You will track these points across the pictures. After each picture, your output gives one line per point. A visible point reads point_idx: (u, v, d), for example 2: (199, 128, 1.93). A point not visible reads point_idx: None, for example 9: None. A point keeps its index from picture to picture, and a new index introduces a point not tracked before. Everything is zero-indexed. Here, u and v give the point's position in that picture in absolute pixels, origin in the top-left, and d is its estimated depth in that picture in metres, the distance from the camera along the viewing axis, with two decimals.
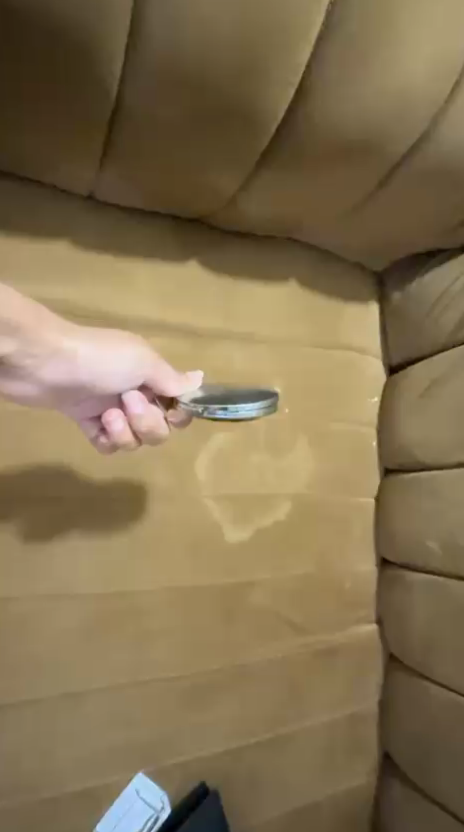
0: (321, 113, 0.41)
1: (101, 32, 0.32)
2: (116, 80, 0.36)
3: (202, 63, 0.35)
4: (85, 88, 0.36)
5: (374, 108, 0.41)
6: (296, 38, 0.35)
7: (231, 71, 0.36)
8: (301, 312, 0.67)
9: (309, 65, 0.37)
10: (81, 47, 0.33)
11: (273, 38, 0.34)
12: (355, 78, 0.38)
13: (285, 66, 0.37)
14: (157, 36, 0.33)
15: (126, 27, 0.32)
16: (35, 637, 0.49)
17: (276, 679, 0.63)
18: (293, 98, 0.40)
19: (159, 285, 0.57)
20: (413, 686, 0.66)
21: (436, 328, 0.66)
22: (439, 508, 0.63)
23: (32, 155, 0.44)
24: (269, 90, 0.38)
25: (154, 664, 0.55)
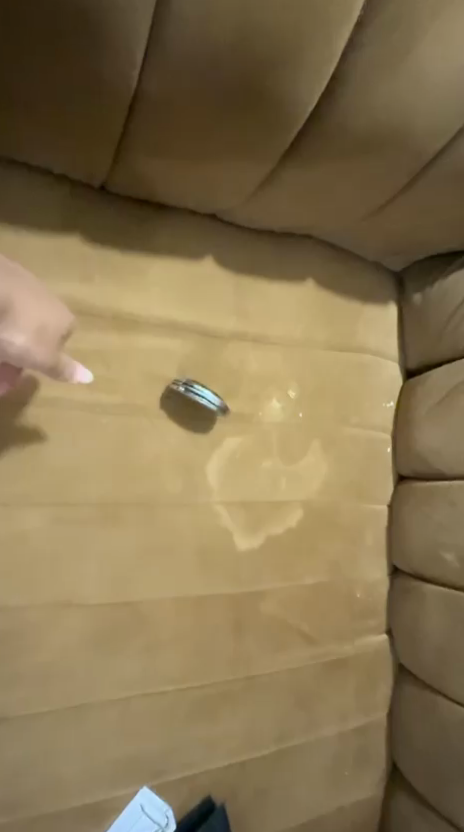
0: (353, 106, 0.38)
1: (122, 21, 0.30)
2: (136, 70, 0.34)
3: (228, 55, 0.33)
4: (103, 75, 0.34)
5: (406, 103, 0.38)
6: (332, 25, 0.32)
7: (259, 62, 0.33)
8: (317, 313, 0.65)
9: (341, 58, 0.35)
10: (99, 36, 0.30)
11: (304, 30, 0.32)
12: (388, 73, 0.36)
13: (315, 59, 0.34)
14: (183, 25, 0.30)
15: (149, 14, 0.30)
16: (39, 648, 0.48)
17: (285, 691, 0.61)
18: (322, 92, 0.37)
19: (173, 283, 0.55)
20: (424, 700, 0.64)
21: (457, 333, 0.63)
22: (456, 520, 0.61)
23: (45, 142, 0.42)
24: (297, 84, 0.36)
25: (161, 675, 0.54)
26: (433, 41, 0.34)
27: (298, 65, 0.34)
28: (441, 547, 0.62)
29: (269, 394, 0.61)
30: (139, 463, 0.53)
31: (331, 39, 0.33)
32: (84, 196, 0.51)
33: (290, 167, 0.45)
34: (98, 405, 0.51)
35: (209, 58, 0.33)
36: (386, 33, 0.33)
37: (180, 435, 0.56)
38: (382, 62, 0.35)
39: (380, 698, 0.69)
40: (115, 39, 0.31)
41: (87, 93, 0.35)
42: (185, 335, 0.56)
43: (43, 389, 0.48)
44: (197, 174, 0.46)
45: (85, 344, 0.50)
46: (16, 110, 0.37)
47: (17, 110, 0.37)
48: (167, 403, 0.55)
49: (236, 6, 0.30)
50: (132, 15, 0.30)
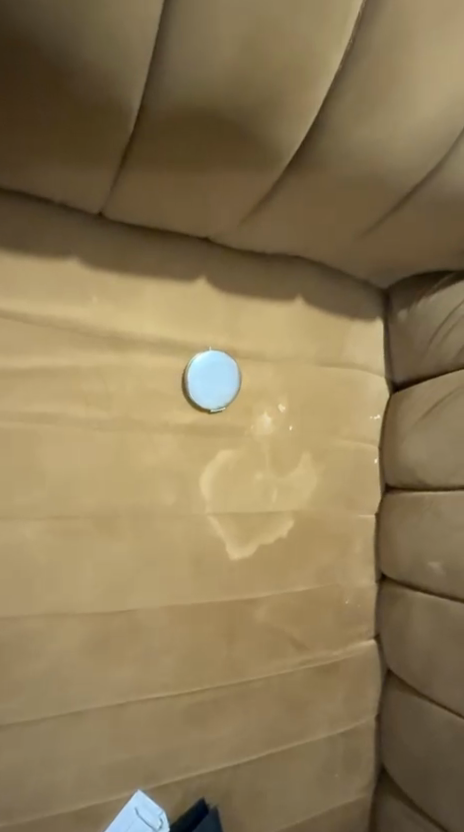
0: (336, 145, 0.41)
1: (121, 71, 0.33)
2: (133, 114, 0.37)
3: (218, 99, 0.35)
4: (102, 118, 0.36)
5: (384, 145, 0.41)
6: (313, 74, 0.35)
7: (248, 106, 0.36)
8: (307, 330, 0.67)
9: (323, 105, 0.38)
10: (99, 84, 0.33)
11: (287, 79, 0.35)
12: (365, 118, 0.39)
13: (298, 106, 0.37)
14: (178, 71, 0.33)
15: (145, 62, 0.33)
16: (38, 655, 0.49)
17: (276, 696, 0.63)
18: (306, 135, 0.40)
19: (167, 303, 0.58)
20: (411, 705, 0.66)
21: (440, 349, 0.66)
22: (439, 530, 0.63)
23: (46, 174, 0.44)
24: (282, 129, 0.39)
25: (156, 681, 0.56)
26: (406, 87, 0.37)
27: (284, 110, 0.37)
28: (425, 557, 0.64)
29: (261, 408, 0.63)
30: (135, 477, 0.55)
31: (313, 87, 0.36)
32: (83, 221, 0.53)
33: (278, 197, 0.48)
34: (96, 421, 0.53)
35: (201, 99, 0.35)
36: (362, 82, 0.36)
37: (174, 449, 0.58)
38: (361, 108, 0.38)
39: (369, 702, 0.71)
40: (115, 85, 0.34)
41: (87, 133, 0.38)
42: (178, 353, 0.58)
43: (43, 406, 0.51)
44: (190, 202, 0.48)
45: (83, 362, 0.53)
46: (19, 145, 0.40)
47: (20, 145, 0.40)
48: (162, 418, 0.57)
49: (227, 54, 0.33)
50: (129, 64, 0.32)
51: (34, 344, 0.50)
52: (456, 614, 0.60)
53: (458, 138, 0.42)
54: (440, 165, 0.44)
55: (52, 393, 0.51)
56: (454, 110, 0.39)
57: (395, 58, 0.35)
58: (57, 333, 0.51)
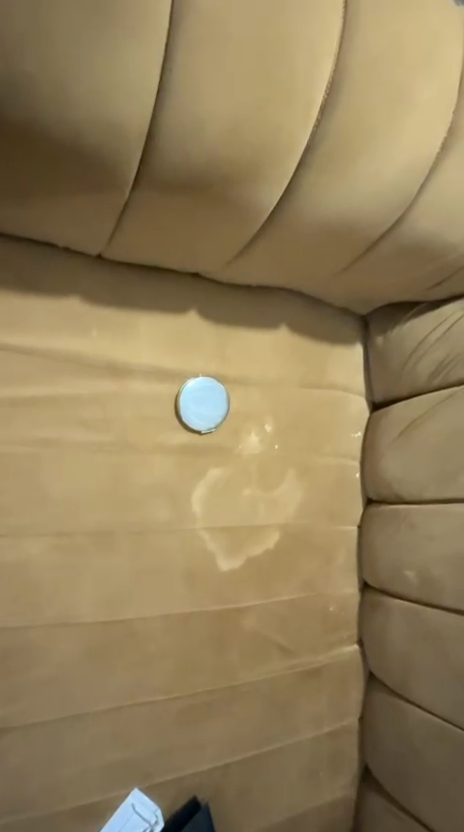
0: (309, 202, 0.47)
1: (121, 144, 0.38)
2: (130, 178, 0.42)
3: (206, 166, 0.41)
4: (103, 182, 0.42)
5: (351, 199, 0.48)
6: (285, 150, 0.42)
7: (232, 171, 0.42)
8: (290, 355, 0.72)
9: (297, 169, 0.45)
10: (102, 154, 0.39)
11: (267, 150, 0.42)
12: (335, 179, 0.46)
13: (275, 171, 0.44)
14: (171, 143, 0.39)
15: (140, 147, 0.39)
16: (41, 661, 0.54)
17: (264, 699, 0.67)
18: (283, 192, 0.46)
19: (160, 333, 0.63)
20: (390, 705, 0.71)
21: (413, 372, 0.71)
22: (414, 540, 0.68)
23: (51, 225, 0.49)
24: (261, 188, 0.45)
25: (151, 685, 0.60)
26: (368, 155, 0.45)
27: (262, 179, 0.44)
28: (402, 565, 0.69)
29: (248, 429, 0.68)
30: (132, 495, 0.60)
31: (286, 160, 0.43)
32: (83, 261, 0.58)
33: (260, 243, 0.53)
34: (95, 443, 0.58)
35: (190, 171, 0.42)
36: (331, 151, 0.44)
37: (168, 468, 0.62)
38: (330, 174, 0.45)
39: (352, 704, 0.75)
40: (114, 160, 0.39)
41: (89, 194, 0.43)
42: (171, 379, 0.63)
43: (47, 431, 0.55)
44: (181, 247, 0.53)
45: (84, 390, 0.58)
46: (28, 203, 0.45)
47: (29, 203, 0.45)
48: (156, 440, 0.62)
49: (212, 138, 0.39)
50: (129, 139, 0.38)
51: (39, 374, 0.55)
52: (430, 618, 0.65)
53: (416, 194, 0.49)
54: (402, 217, 0.51)
55: (55, 418, 0.56)
56: (410, 171, 0.47)
57: (351, 140, 0.43)
58: (60, 364, 0.56)
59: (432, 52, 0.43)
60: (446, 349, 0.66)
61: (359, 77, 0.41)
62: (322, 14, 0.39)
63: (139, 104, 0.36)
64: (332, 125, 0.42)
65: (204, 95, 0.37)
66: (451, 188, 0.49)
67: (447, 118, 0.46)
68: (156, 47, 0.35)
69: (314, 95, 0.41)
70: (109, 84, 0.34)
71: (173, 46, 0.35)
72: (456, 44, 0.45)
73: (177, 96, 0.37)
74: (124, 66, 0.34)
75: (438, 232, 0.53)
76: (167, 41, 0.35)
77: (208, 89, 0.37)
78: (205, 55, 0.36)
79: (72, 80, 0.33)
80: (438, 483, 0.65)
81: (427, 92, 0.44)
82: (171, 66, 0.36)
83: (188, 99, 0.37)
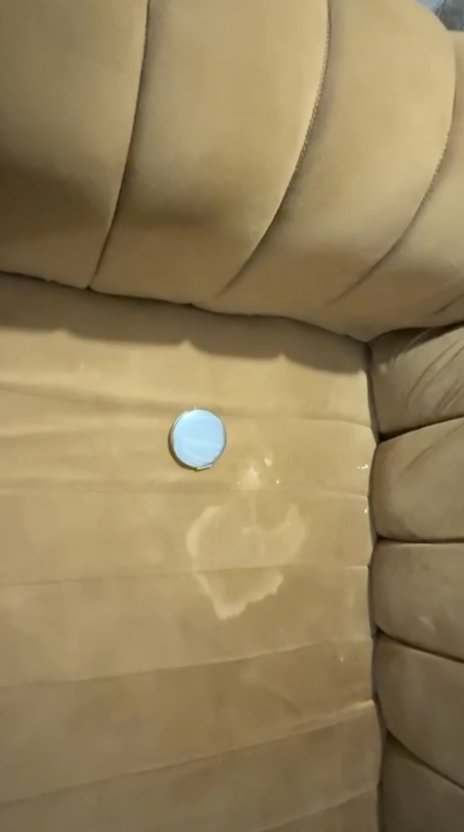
0: (301, 228, 0.45)
1: (97, 175, 0.36)
2: (109, 211, 0.39)
3: (189, 195, 0.39)
4: (81, 215, 0.39)
5: (346, 224, 0.45)
6: (272, 177, 0.40)
7: (217, 198, 0.40)
8: (290, 385, 0.68)
9: (286, 195, 0.42)
10: (77, 186, 0.36)
11: (254, 175, 0.39)
12: (328, 203, 0.43)
13: (263, 197, 0.41)
14: (150, 171, 0.37)
15: (118, 178, 0.37)
16: (19, 728, 0.48)
17: (269, 764, 0.61)
18: (272, 218, 0.44)
19: (151, 365, 0.60)
20: (410, 770, 0.64)
21: (420, 402, 0.67)
22: (429, 584, 0.62)
23: (32, 260, 0.47)
24: (249, 215, 0.42)
25: (142, 751, 0.54)
26: (362, 176, 0.42)
27: (249, 206, 0.41)
28: (417, 611, 0.63)
29: (246, 464, 0.64)
30: (120, 538, 0.55)
31: (274, 186, 0.41)
32: (70, 293, 0.56)
33: (252, 271, 0.50)
34: (82, 483, 0.54)
35: (172, 201, 0.39)
36: (322, 174, 0.41)
37: (160, 507, 0.58)
38: (322, 198, 0.43)
39: (369, 767, 0.68)
40: (92, 191, 0.37)
41: (68, 228, 0.41)
42: (163, 412, 0.60)
43: (29, 471, 0.52)
44: (170, 277, 0.51)
45: (70, 426, 0.54)
46: (5, 238, 0.42)
47: (7, 238, 0.42)
48: (147, 478, 0.58)
49: (194, 165, 0.37)
50: (105, 170, 0.36)
51: (24, 411, 0.52)
52: (450, 672, 0.59)
53: (413, 216, 0.47)
54: (399, 242, 0.48)
55: (39, 457, 0.52)
56: (406, 191, 0.44)
57: (342, 160, 0.41)
58: (45, 400, 0.53)
59: (423, 70, 0.41)
60: (453, 378, 0.63)
61: (346, 99, 0.39)
62: (304, 38, 0.37)
63: (114, 131, 0.34)
64: (321, 147, 0.40)
65: (183, 120, 0.35)
66: (451, 211, 0.47)
67: (442, 139, 0.44)
68: (131, 73, 0.33)
69: (300, 121, 0.39)
70: (81, 111, 0.32)
71: (148, 72, 0.33)
72: (448, 65, 0.43)
73: (155, 123, 0.35)
74: (95, 93, 0.32)
75: (439, 257, 0.50)
76: (142, 68, 0.33)
77: (186, 115, 0.35)
78: (182, 81, 0.34)
79: (42, 105, 0.31)
80: (452, 520, 0.60)
81: (420, 112, 0.42)
82: (146, 91, 0.34)
83: (166, 126, 0.35)
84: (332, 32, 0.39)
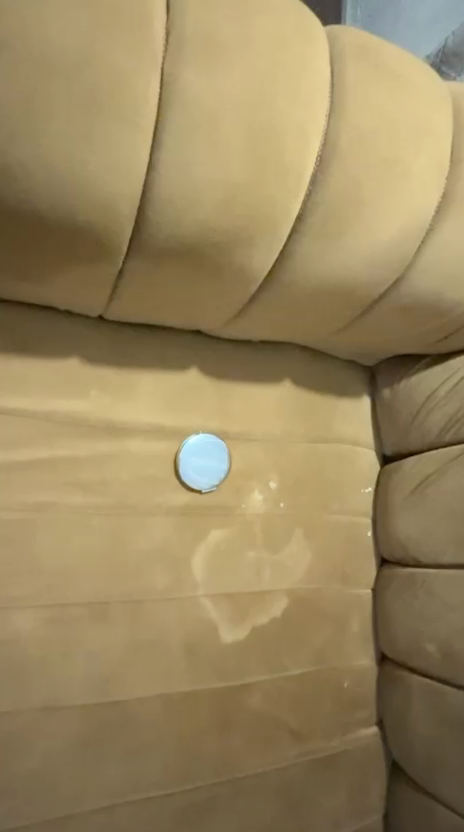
0: (306, 264, 0.46)
1: (112, 218, 0.38)
2: (122, 250, 0.41)
3: (198, 235, 0.40)
4: (96, 254, 0.41)
5: (351, 260, 0.46)
6: (278, 218, 0.42)
7: (225, 238, 0.41)
8: (295, 409, 0.69)
9: (291, 233, 0.44)
10: (93, 228, 0.38)
11: (260, 216, 0.41)
12: (332, 241, 0.45)
13: (270, 236, 0.43)
14: (162, 214, 0.38)
15: (131, 220, 0.38)
16: (25, 753, 0.48)
17: (274, 793, 0.60)
18: (278, 254, 0.45)
19: (160, 391, 0.61)
20: (417, 802, 0.63)
21: (423, 428, 0.68)
22: (434, 611, 0.62)
23: (46, 293, 0.48)
24: (256, 252, 0.44)
25: (145, 778, 0.54)
26: (365, 215, 0.44)
27: (256, 245, 0.43)
28: (422, 638, 0.63)
29: (251, 488, 0.65)
30: (127, 562, 0.56)
31: (280, 225, 0.42)
32: (82, 321, 0.57)
33: (258, 303, 0.52)
34: (91, 507, 0.55)
35: (182, 240, 0.41)
36: (326, 214, 0.43)
37: (166, 531, 0.59)
38: (326, 236, 0.44)
39: (374, 797, 0.67)
40: (106, 232, 0.39)
41: (83, 265, 0.42)
42: (170, 437, 0.61)
43: (40, 495, 0.53)
44: (179, 309, 0.52)
45: (80, 451, 0.56)
46: (23, 274, 0.44)
47: (24, 274, 0.44)
48: (154, 501, 0.59)
49: (204, 208, 0.39)
50: (120, 213, 0.38)
51: (35, 436, 0.54)
52: (456, 701, 0.59)
53: (415, 251, 0.48)
54: (401, 276, 0.50)
55: (50, 481, 0.54)
56: (408, 228, 0.46)
57: (346, 201, 0.42)
58: (56, 425, 0.55)
59: (422, 117, 0.43)
60: (456, 405, 0.64)
61: (349, 145, 0.41)
62: (309, 90, 0.39)
63: (129, 178, 0.36)
64: (325, 189, 0.42)
65: (194, 167, 0.37)
66: (452, 247, 0.48)
67: (441, 181, 0.46)
68: (145, 125, 0.35)
69: (305, 165, 0.40)
70: (99, 162, 0.34)
71: (161, 125, 0.35)
72: (445, 112, 0.45)
73: (168, 170, 0.36)
74: (111, 146, 0.34)
75: (441, 290, 0.51)
76: (156, 121, 0.35)
77: (197, 163, 0.37)
78: (193, 132, 0.36)
79: (63, 158, 0.33)
80: (456, 548, 0.61)
81: (419, 157, 0.44)
82: (160, 141, 0.36)
83: (178, 173, 0.37)
84: (335, 83, 0.41)
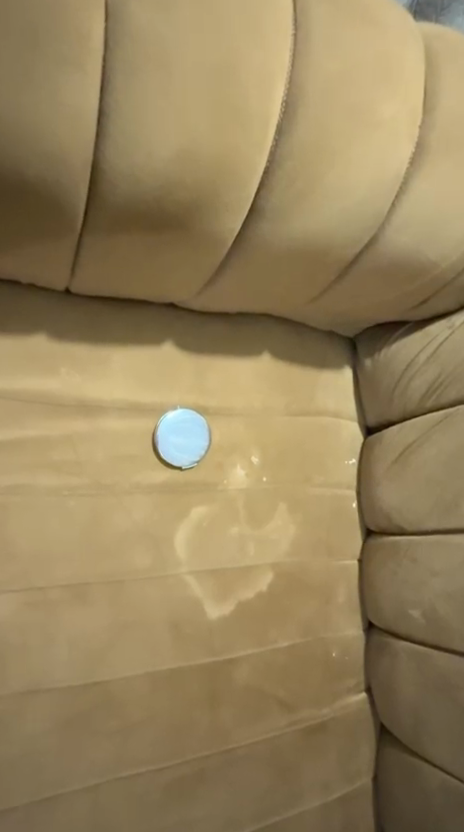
0: (277, 225, 0.44)
1: (65, 176, 0.35)
2: (80, 213, 0.39)
3: (159, 194, 0.38)
4: (52, 218, 0.39)
5: (323, 218, 0.45)
6: (244, 174, 0.40)
7: (189, 197, 0.39)
8: (275, 382, 0.68)
9: (259, 192, 0.42)
10: (46, 189, 0.36)
11: (226, 172, 0.39)
12: (303, 199, 0.43)
13: (236, 194, 0.41)
14: (118, 171, 0.36)
15: (86, 178, 0.36)
16: (9, 737, 0.48)
17: (265, 762, 0.61)
18: (247, 215, 0.44)
19: (134, 367, 0.59)
20: (404, 762, 0.64)
21: (404, 395, 0.67)
22: (418, 577, 0.63)
23: (6, 265, 0.46)
24: (224, 212, 0.42)
25: (133, 755, 0.54)
26: (337, 171, 0.42)
27: (223, 203, 0.41)
28: (406, 604, 0.64)
29: (233, 463, 0.64)
30: (107, 543, 0.55)
31: (247, 183, 0.40)
32: (49, 298, 0.55)
33: (230, 269, 0.50)
34: (67, 488, 0.54)
35: (143, 200, 0.39)
36: (294, 170, 0.41)
37: (147, 510, 0.58)
38: (296, 194, 0.42)
39: (364, 761, 0.68)
40: (61, 193, 0.36)
41: (41, 231, 0.40)
42: (146, 414, 0.59)
43: (12, 478, 0.51)
44: (148, 279, 0.50)
45: (53, 432, 0.54)
46: None
47: None
48: (132, 480, 0.57)
49: (163, 164, 0.36)
50: (74, 170, 0.35)
51: (4, 418, 0.52)
52: (439, 663, 0.60)
53: (389, 209, 0.47)
54: (375, 236, 0.48)
55: (22, 464, 0.52)
56: (381, 184, 0.44)
57: (314, 154, 0.41)
58: (26, 406, 0.53)
59: (392, 64, 0.41)
60: (436, 370, 0.63)
61: (315, 93, 0.39)
62: (270, 32, 0.37)
63: (81, 132, 0.34)
64: (292, 143, 0.40)
65: (149, 116, 0.34)
66: (427, 204, 0.47)
67: (414, 133, 0.44)
68: (93, 70, 0.32)
69: (270, 116, 0.38)
70: (45, 112, 0.32)
71: (110, 68, 0.33)
72: (417, 60, 0.43)
73: (121, 123, 0.34)
74: (57, 95, 0.32)
75: (417, 249, 0.50)
76: (103, 62, 0.33)
77: (152, 112, 0.34)
78: (146, 77, 0.33)
79: (4, 107, 0.31)
80: (438, 513, 0.61)
81: (390, 108, 0.42)
82: (111, 91, 0.33)
83: (133, 123, 0.34)
84: (297, 26, 0.39)
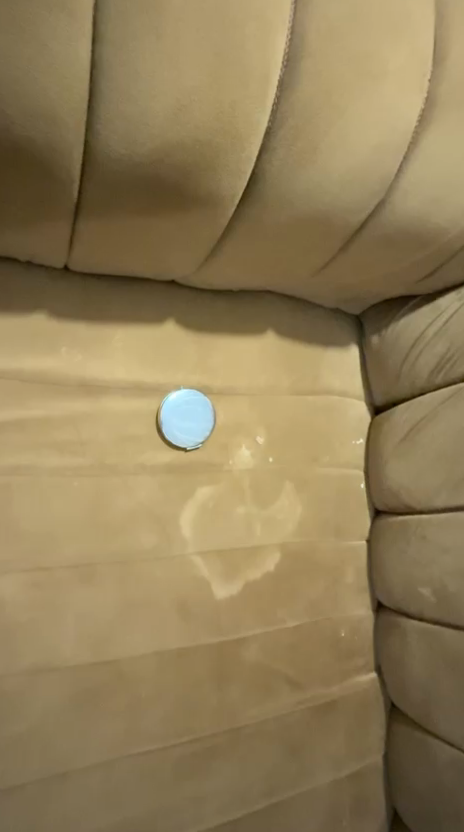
0: (279, 188, 0.43)
1: (58, 134, 0.34)
2: (75, 175, 0.38)
3: (156, 155, 0.37)
4: (47, 181, 0.38)
5: (327, 181, 0.43)
6: (243, 133, 0.38)
7: (187, 159, 0.38)
8: (280, 360, 0.67)
9: (259, 153, 0.41)
10: (38, 148, 0.35)
11: (224, 132, 0.37)
12: (305, 162, 0.42)
13: (236, 155, 0.40)
14: (112, 130, 0.35)
15: (79, 137, 0.35)
16: (19, 713, 0.48)
17: (274, 739, 0.61)
18: (248, 179, 0.42)
19: (136, 346, 0.58)
20: (414, 739, 0.64)
21: (412, 370, 0.66)
22: (428, 554, 0.62)
23: (2, 239, 0.45)
24: (224, 176, 0.41)
25: (143, 732, 0.54)
26: (340, 130, 0.40)
27: (222, 165, 0.40)
28: (416, 582, 0.63)
29: (238, 443, 0.63)
30: (112, 523, 0.54)
31: (246, 144, 0.39)
32: (47, 276, 0.54)
33: (231, 239, 0.49)
34: (70, 468, 0.53)
35: (139, 162, 0.37)
36: (295, 130, 0.40)
37: (151, 490, 0.57)
38: (299, 156, 0.41)
39: (374, 739, 0.68)
40: (53, 154, 0.35)
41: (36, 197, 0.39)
42: (149, 394, 0.58)
43: (15, 458, 0.51)
44: (149, 252, 0.49)
45: (54, 411, 0.53)
46: None
47: None
48: (136, 460, 0.57)
49: (159, 122, 0.35)
50: (67, 128, 0.34)
51: (6, 397, 0.51)
52: (450, 640, 0.59)
53: (396, 172, 0.45)
54: (382, 201, 0.47)
55: (24, 444, 0.51)
56: (387, 143, 0.43)
57: (317, 113, 0.39)
58: (27, 384, 0.52)
59: (400, 8, 0.39)
60: (445, 343, 0.62)
61: (318, 45, 0.37)
62: None
63: (72, 87, 0.32)
64: (293, 100, 0.38)
65: (143, 71, 0.33)
66: (435, 165, 0.45)
67: (423, 87, 0.42)
68: None
69: (270, 70, 0.37)
70: (34, 67, 0.30)
71: None
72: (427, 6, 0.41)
73: (114, 77, 0.33)
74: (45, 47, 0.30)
75: (425, 215, 0.48)
76: None
77: (147, 66, 0.33)
78: (140, 28, 0.32)
79: None
80: (448, 489, 0.60)
81: (399, 59, 0.40)
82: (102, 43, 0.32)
83: (127, 78, 0.33)
84: None
